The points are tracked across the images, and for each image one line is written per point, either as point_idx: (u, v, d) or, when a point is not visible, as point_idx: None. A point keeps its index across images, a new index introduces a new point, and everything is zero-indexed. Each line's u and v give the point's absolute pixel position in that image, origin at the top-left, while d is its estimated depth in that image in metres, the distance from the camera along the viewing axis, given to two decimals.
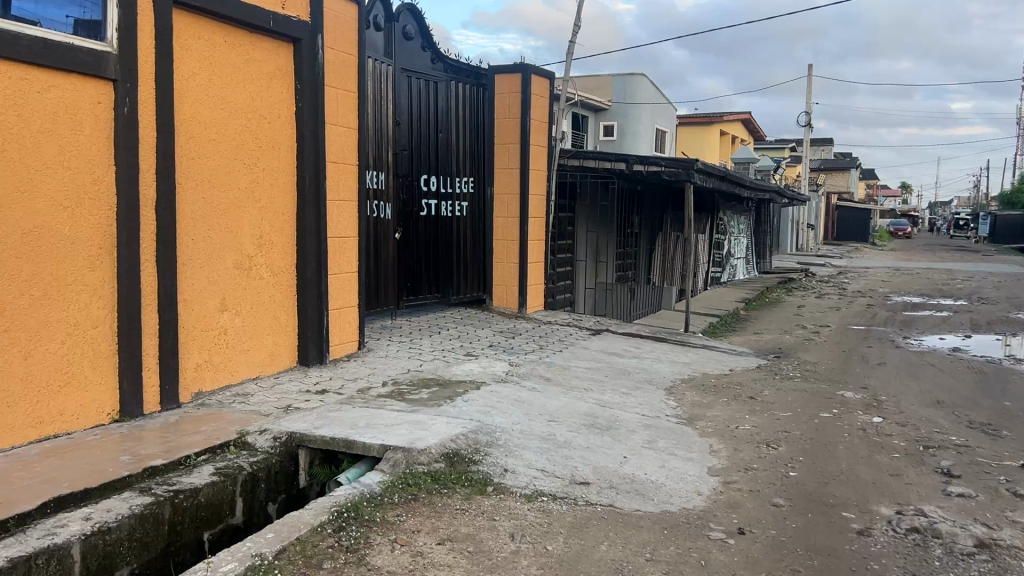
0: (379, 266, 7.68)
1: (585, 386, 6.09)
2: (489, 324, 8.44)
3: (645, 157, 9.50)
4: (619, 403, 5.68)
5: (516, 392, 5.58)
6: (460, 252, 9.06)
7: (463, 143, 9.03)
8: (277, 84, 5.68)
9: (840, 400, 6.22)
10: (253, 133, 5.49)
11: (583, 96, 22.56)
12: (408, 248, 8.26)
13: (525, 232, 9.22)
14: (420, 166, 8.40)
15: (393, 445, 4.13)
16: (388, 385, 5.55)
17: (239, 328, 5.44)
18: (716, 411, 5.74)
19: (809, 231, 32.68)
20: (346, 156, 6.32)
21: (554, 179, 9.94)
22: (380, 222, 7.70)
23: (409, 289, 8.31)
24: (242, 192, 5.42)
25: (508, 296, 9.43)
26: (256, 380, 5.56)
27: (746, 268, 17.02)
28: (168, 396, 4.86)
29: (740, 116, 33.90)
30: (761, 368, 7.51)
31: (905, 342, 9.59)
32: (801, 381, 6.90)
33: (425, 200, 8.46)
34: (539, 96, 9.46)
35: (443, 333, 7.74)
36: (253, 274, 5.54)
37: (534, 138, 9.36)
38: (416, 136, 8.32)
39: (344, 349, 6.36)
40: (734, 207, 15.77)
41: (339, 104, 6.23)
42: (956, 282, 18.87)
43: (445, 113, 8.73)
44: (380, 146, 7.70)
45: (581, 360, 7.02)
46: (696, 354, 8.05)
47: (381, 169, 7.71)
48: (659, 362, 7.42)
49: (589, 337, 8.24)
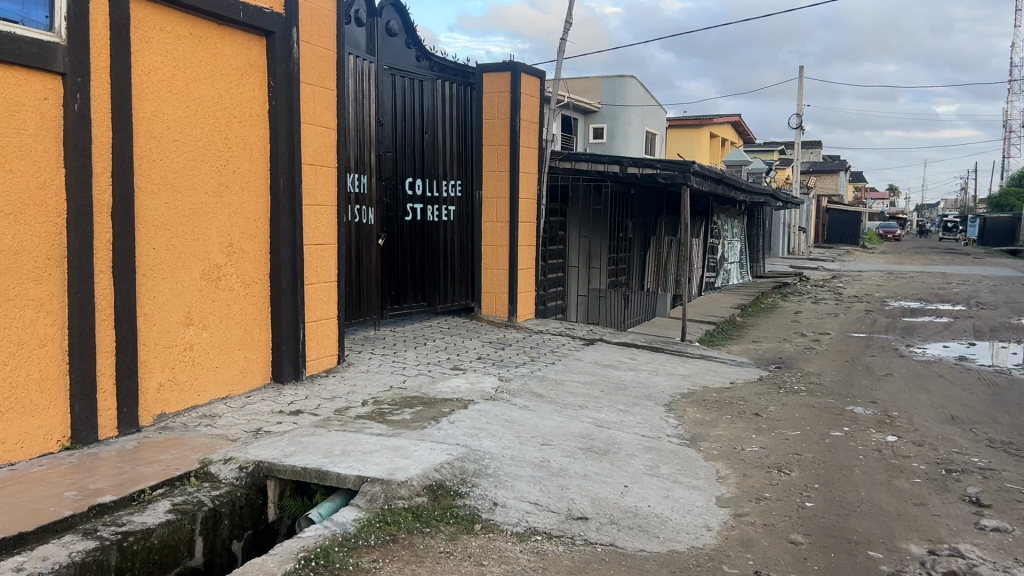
0: (361, 274, 7.28)
1: (580, 403, 5.71)
2: (478, 335, 8.05)
3: (640, 159, 9.12)
4: (617, 423, 5.29)
5: (507, 411, 5.19)
6: (448, 259, 8.67)
7: (450, 144, 8.64)
8: (249, 80, 5.28)
9: (850, 416, 5.85)
10: (222, 133, 5.09)
11: (573, 98, 22.20)
12: (392, 255, 7.87)
13: (515, 237, 8.84)
14: (404, 169, 8.02)
15: (371, 476, 3.74)
16: (368, 405, 5.15)
17: (206, 343, 5.04)
18: (721, 430, 5.37)
19: (801, 234, 32.44)
20: (325, 158, 5.92)
21: (545, 182, 9.57)
22: (362, 227, 7.30)
23: (393, 298, 7.91)
24: (210, 196, 5.02)
25: (497, 303, 9.04)
26: (225, 399, 5.15)
27: (740, 272, 16.69)
28: (126, 420, 4.44)
29: (730, 118, 33.64)
30: (764, 381, 7.14)
31: (909, 351, 9.25)
32: (807, 395, 6.53)
33: (410, 204, 8.07)
34: (530, 96, 9.08)
35: (429, 345, 7.34)
36: (221, 285, 5.13)
37: (524, 140, 8.98)
38: (400, 137, 7.94)
39: (322, 364, 5.96)
40: (728, 210, 15.45)
41: (318, 102, 5.83)
42: (951, 286, 18.61)
43: (431, 113, 8.34)
44: (362, 147, 7.31)
45: (575, 374, 6.64)
46: (695, 365, 7.68)
47: (363, 172, 7.33)
48: (657, 375, 7.04)
49: (583, 348, 7.86)
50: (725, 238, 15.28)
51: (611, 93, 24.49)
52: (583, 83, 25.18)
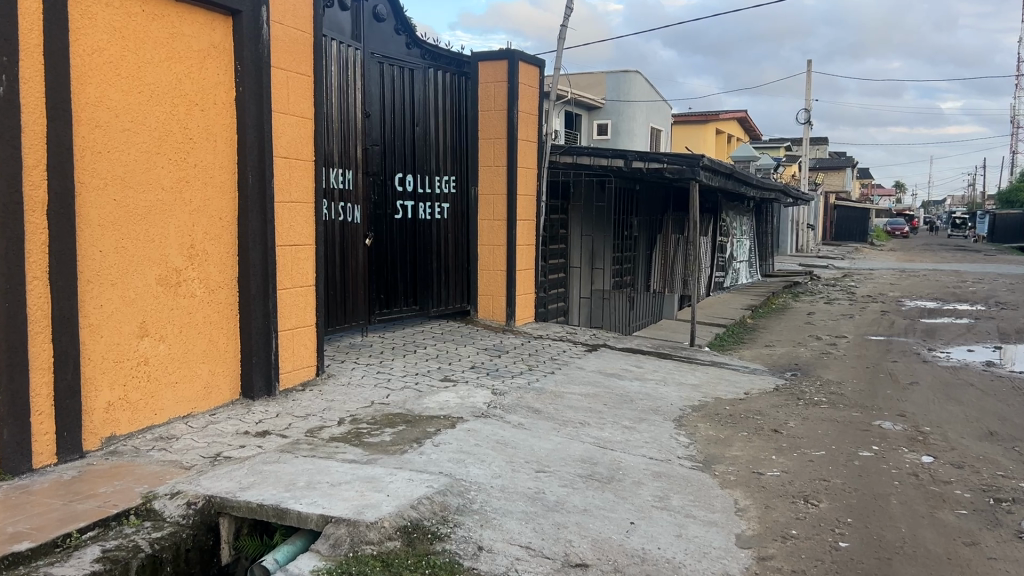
0: (346, 276, 6.77)
1: (581, 419, 5.18)
2: (472, 341, 7.52)
3: (645, 153, 8.65)
4: (621, 443, 4.77)
5: (499, 430, 4.66)
6: (441, 260, 8.15)
7: (444, 137, 8.11)
8: (212, 64, 4.76)
9: (878, 432, 5.33)
10: (181, 121, 4.57)
11: (577, 94, 21.65)
12: (380, 256, 7.36)
13: (513, 236, 8.31)
14: (393, 164, 7.50)
15: (336, 516, 3.22)
16: (344, 424, 4.63)
17: (164, 356, 4.52)
18: (736, 451, 4.84)
19: (809, 231, 31.88)
20: (301, 151, 5.39)
21: (545, 178, 9.05)
22: (347, 226, 6.78)
23: (381, 302, 7.40)
24: (167, 192, 4.50)
25: (494, 307, 8.52)
26: (186, 418, 4.64)
27: (749, 272, 16.14)
28: (66, 445, 3.92)
29: (736, 113, 33.04)
30: (780, 391, 6.61)
31: (933, 356, 8.70)
32: (829, 408, 6.00)
33: (400, 201, 7.56)
34: (528, 86, 8.54)
35: (419, 352, 6.81)
36: (182, 291, 4.61)
37: (523, 132, 8.45)
38: (388, 130, 7.42)
39: (299, 377, 5.44)
40: (737, 206, 14.87)
41: (292, 89, 5.31)
42: (966, 284, 18.07)
43: (423, 104, 7.82)
44: (346, 140, 6.80)
45: (576, 385, 6.11)
46: (705, 373, 7.15)
47: (348, 166, 6.82)
48: (664, 385, 6.51)
49: (585, 355, 7.33)
50: (734, 236, 14.73)
51: (615, 88, 23.90)
52: (586, 78, 24.60)
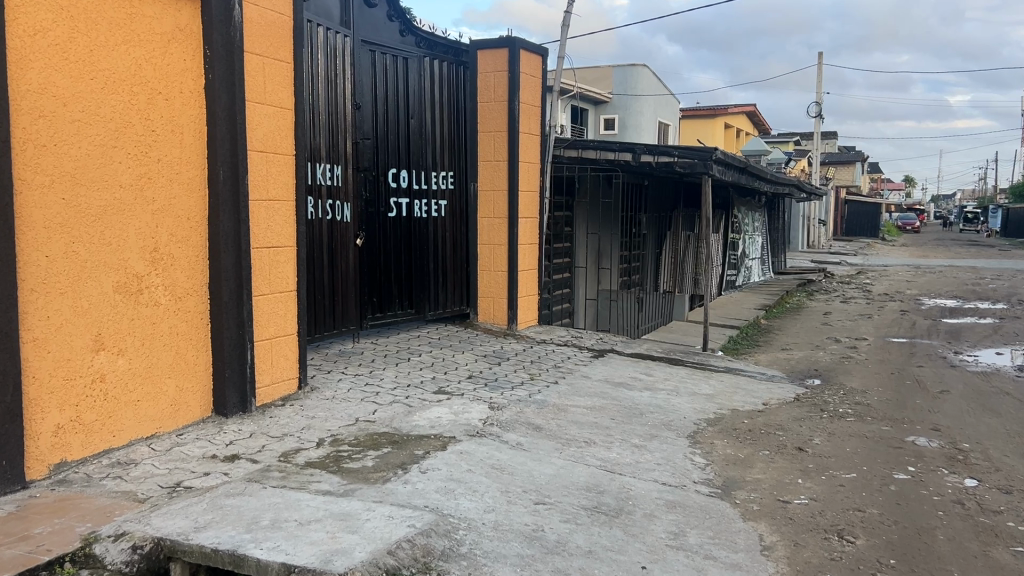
0: (334, 279, 6.33)
1: (586, 438, 4.72)
2: (471, 347, 7.06)
3: (655, 146, 8.19)
4: (630, 466, 4.31)
5: (495, 452, 4.21)
6: (439, 260, 7.69)
7: (441, 130, 7.64)
8: (177, 49, 4.30)
9: (913, 451, 4.85)
10: (142, 111, 4.12)
11: (584, 89, 21.17)
12: (373, 257, 6.91)
13: (516, 235, 7.85)
14: (386, 159, 7.04)
15: (300, 565, 2.76)
16: (323, 446, 4.17)
17: (124, 372, 4.07)
18: (758, 475, 4.38)
19: (820, 227, 31.37)
20: (279, 144, 4.93)
21: (549, 173, 8.58)
22: (336, 225, 6.34)
23: (374, 306, 6.95)
24: (126, 190, 4.04)
25: (495, 309, 8.07)
26: (149, 440, 4.19)
27: (762, 269, 15.65)
28: (7, 476, 3.47)
29: (744, 106, 32.52)
30: (801, 402, 6.14)
31: (960, 360, 8.21)
32: (856, 421, 5.53)
33: (393, 199, 7.11)
34: (531, 75, 8.06)
35: (413, 360, 6.36)
36: (144, 300, 4.16)
37: (524, 124, 7.98)
38: (381, 123, 6.96)
39: (278, 391, 4.99)
40: (749, 201, 14.37)
41: (269, 77, 4.84)
42: (984, 281, 17.58)
43: (418, 95, 7.35)
44: (335, 134, 6.35)
45: (581, 396, 5.65)
46: (720, 382, 6.68)
47: (337, 162, 6.37)
48: (676, 396, 6.04)
49: (591, 362, 6.87)
50: (746, 233, 14.24)
51: (622, 82, 23.38)
52: (592, 72, 24.12)
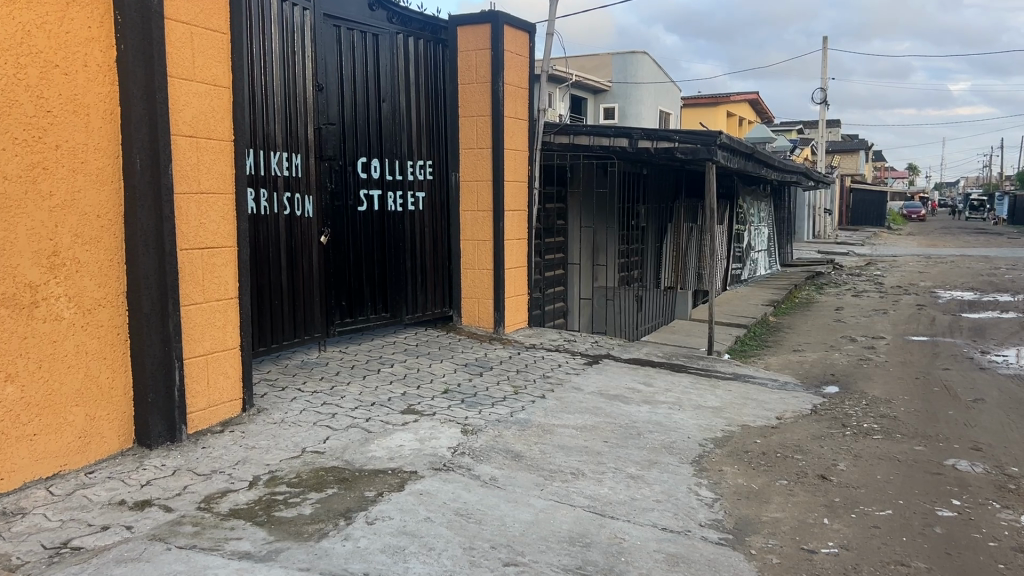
0: (292, 283, 5.67)
1: (573, 468, 4.03)
2: (451, 355, 6.37)
3: (653, 131, 7.49)
4: (624, 505, 3.62)
5: (463, 492, 3.52)
6: (416, 258, 7.00)
7: (418, 114, 6.95)
8: (79, 12, 3.57)
9: (955, 479, 4.16)
10: (32, 87, 3.40)
11: (583, 78, 20.46)
12: (340, 256, 6.22)
13: (501, 229, 7.15)
14: (355, 147, 6.35)
15: None
16: (257, 488, 3.49)
17: (16, 402, 3.37)
18: (776, 513, 3.69)
19: (826, 216, 30.59)
20: (212, 128, 4.23)
21: (538, 162, 7.89)
22: (295, 221, 5.66)
23: (343, 310, 6.28)
24: (13, 183, 3.33)
25: (479, 311, 7.38)
26: (49, 482, 3.50)
27: (768, 262, 14.94)
28: None
29: (747, 94, 31.78)
30: (820, 415, 5.44)
31: (990, 361, 7.51)
32: (885, 440, 4.84)
33: (363, 191, 6.43)
34: (516, 54, 7.34)
35: (383, 371, 5.67)
36: (40, 314, 3.46)
37: (509, 108, 7.27)
38: (348, 107, 6.27)
39: (216, 416, 4.31)
40: (755, 191, 13.65)
41: (199, 50, 4.13)
42: (1001, 272, 16.81)
43: (391, 76, 6.64)
44: (292, 119, 5.66)
45: (571, 414, 4.96)
46: (729, 392, 5.99)
47: (296, 150, 5.69)
48: (680, 410, 5.34)
49: (584, 371, 6.18)
50: (752, 224, 13.52)
51: (622, 70, 22.76)
52: (591, 60, 23.47)
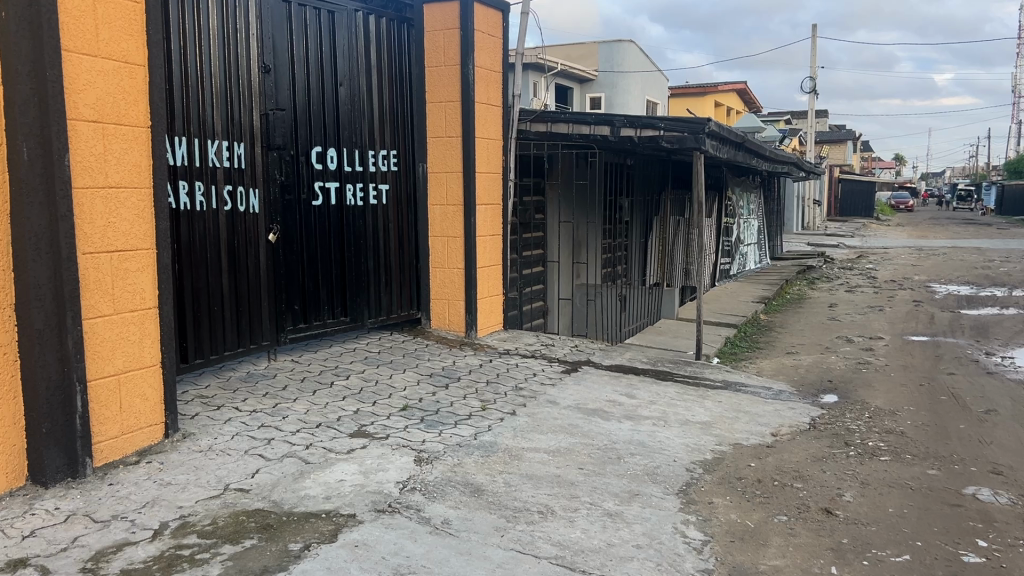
0: (233, 286, 5.12)
1: (541, 504, 3.48)
2: (417, 363, 5.80)
3: (637, 118, 6.94)
4: (600, 553, 3.07)
5: (408, 542, 2.97)
6: (380, 256, 6.43)
7: (381, 100, 6.37)
8: None
9: (979, 513, 3.64)
10: None
11: (568, 66, 19.89)
12: (293, 256, 5.65)
13: (473, 224, 6.59)
14: (309, 135, 5.77)
15: None
16: (162, 539, 2.94)
17: None
18: (775, 560, 3.16)
19: (815, 206, 30.17)
20: (122, 112, 3.64)
21: (513, 152, 7.33)
22: (235, 218, 5.11)
23: (296, 315, 5.71)
24: None
25: (450, 313, 6.83)
26: None
27: (758, 256, 14.44)
28: None
29: (735, 84, 31.29)
30: (821, 432, 4.92)
31: (997, 364, 7.02)
32: (895, 462, 4.31)
33: (319, 184, 5.86)
34: (488, 34, 6.76)
35: (338, 383, 5.11)
36: None
37: (480, 92, 6.70)
38: (301, 91, 5.68)
39: (131, 443, 3.74)
40: (744, 182, 13.14)
41: (104, 21, 3.54)
42: (996, 265, 16.39)
43: (350, 57, 6.06)
44: (233, 104, 5.09)
45: (543, 434, 4.42)
46: (719, 403, 5.46)
47: (238, 139, 5.13)
48: (665, 427, 4.80)
49: (561, 381, 5.63)
50: (741, 216, 13.01)
51: (609, 59, 22.21)
52: (576, 49, 22.89)
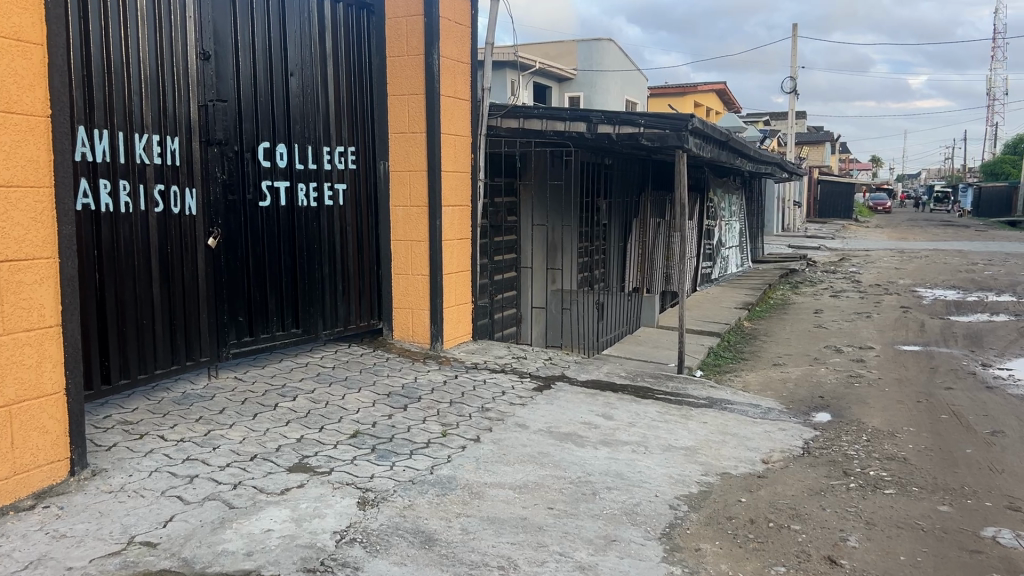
0: (165, 296, 4.59)
1: (504, 557, 2.99)
2: (374, 380, 5.30)
3: (615, 114, 6.49)
4: None
5: None
6: (336, 262, 5.92)
7: (339, 91, 5.86)
8: None
9: (1003, 561, 3.19)
10: None
11: (546, 64, 19.49)
12: (235, 263, 5.14)
13: (438, 227, 6.10)
14: (255, 130, 5.25)
15: None
16: None
17: None
18: None
19: (794, 208, 29.96)
20: (14, 97, 3.10)
21: (483, 150, 6.84)
22: (169, 220, 4.59)
23: (240, 328, 5.20)
24: None
25: (414, 324, 6.33)
26: None
27: (739, 259, 14.07)
28: None
29: (715, 85, 31.05)
30: (817, 459, 4.46)
31: (995, 377, 6.62)
32: (901, 496, 3.87)
33: (267, 184, 5.34)
34: (455, 22, 6.27)
35: (283, 405, 4.60)
36: None
37: (447, 84, 6.20)
38: (247, 82, 5.16)
39: (27, 483, 3.21)
40: (726, 183, 12.75)
41: None
42: (980, 268, 16.09)
43: (303, 45, 5.54)
44: (166, 94, 4.56)
45: (509, 465, 3.92)
46: (704, 424, 4.99)
47: (172, 132, 4.60)
48: (645, 455, 4.32)
49: (531, 400, 5.14)
50: (723, 218, 12.61)
51: (588, 58, 21.84)
52: (554, 47, 22.51)
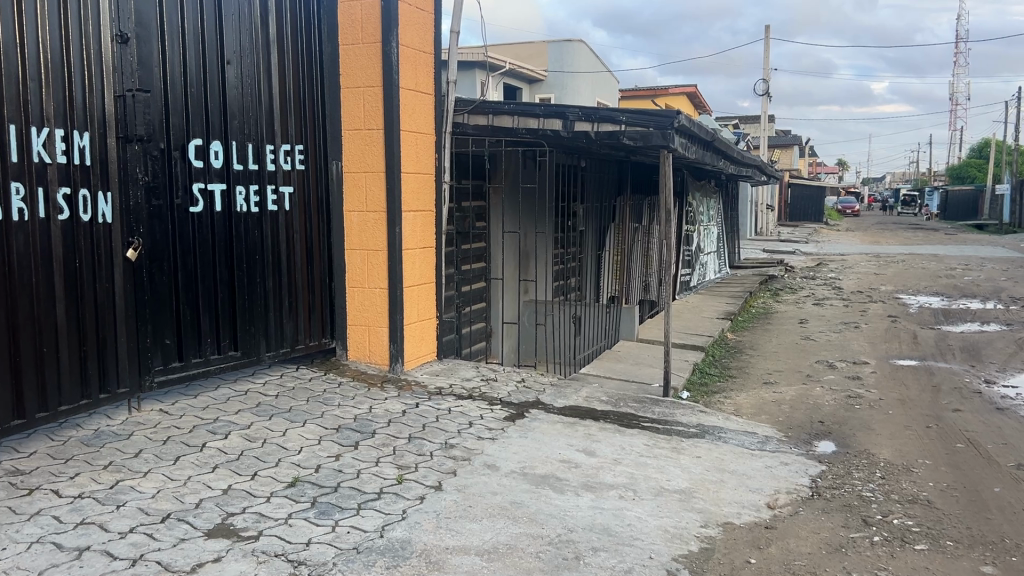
0: (71, 319, 3.90)
1: None
2: (324, 411, 4.65)
3: (593, 110, 5.89)
4: None
5: None
6: (282, 276, 5.26)
7: (283, 84, 5.20)
8: None
9: None
10: None
11: (516, 64, 18.92)
12: (162, 277, 4.46)
13: (396, 235, 5.47)
14: (185, 126, 4.57)
15: None
16: None
17: None
18: None
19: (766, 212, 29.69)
20: None
21: (448, 150, 6.21)
22: (76, 229, 3.90)
23: (167, 351, 4.53)
24: None
25: (371, 343, 5.70)
26: None
27: (718, 265, 13.59)
28: None
29: (686, 87, 30.72)
30: (830, 502, 3.89)
31: (1004, 396, 6.12)
32: (936, 554, 3.29)
33: (200, 187, 4.67)
34: (416, 7, 5.63)
35: (212, 445, 3.93)
36: None
37: (407, 76, 5.56)
38: (174, 69, 4.47)
39: None
40: (704, 186, 12.25)
41: None
42: (959, 274, 15.75)
43: (241, 29, 4.86)
44: (70, 81, 3.86)
45: (475, 522, 3.29)
46: (699, 460, 4.40)
47: (81, 126, 3.91)
48: (633, 502, 3.71)
49: (502, 434, 4.51)
50: (701, 224, 12.11)
51: (559, 59, 21.29)
52: (525, 47, 21.96)
